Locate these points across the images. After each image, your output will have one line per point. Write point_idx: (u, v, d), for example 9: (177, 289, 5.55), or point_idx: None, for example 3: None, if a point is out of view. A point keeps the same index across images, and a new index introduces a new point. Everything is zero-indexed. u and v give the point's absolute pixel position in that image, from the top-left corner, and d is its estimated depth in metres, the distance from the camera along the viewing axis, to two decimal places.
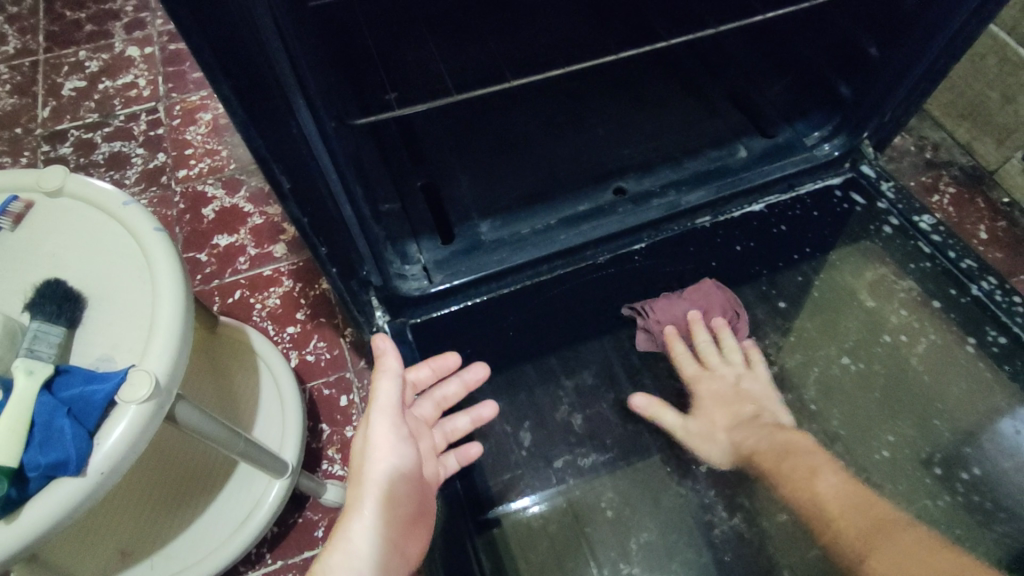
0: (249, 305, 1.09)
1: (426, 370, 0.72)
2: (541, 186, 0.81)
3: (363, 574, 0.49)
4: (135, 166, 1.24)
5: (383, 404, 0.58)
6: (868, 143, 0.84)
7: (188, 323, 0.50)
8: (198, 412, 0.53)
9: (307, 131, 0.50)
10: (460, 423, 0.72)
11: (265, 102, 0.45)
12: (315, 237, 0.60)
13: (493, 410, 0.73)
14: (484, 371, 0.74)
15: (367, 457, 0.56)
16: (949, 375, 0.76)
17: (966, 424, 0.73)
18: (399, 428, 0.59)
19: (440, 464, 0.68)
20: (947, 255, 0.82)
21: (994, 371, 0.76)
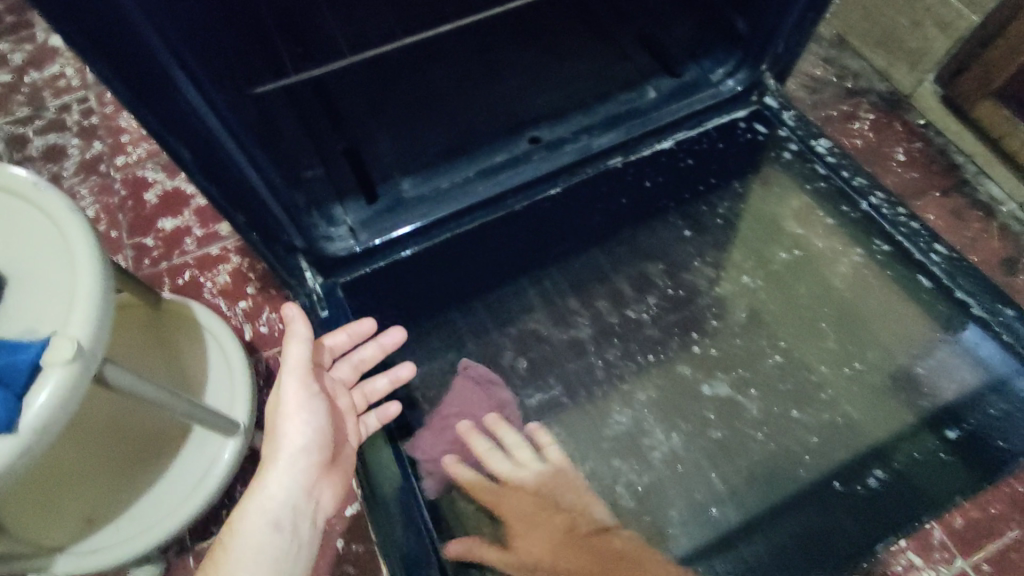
0: (199, 284, 1.11)
1: (343, 336, 0.75)
2: (458, 140, 0.83)
3: (277, 513, 0.62)
4: (72, 157, 1.24)
5: (292, 367, 0.66)
6: (769, 75, 0.88)
7: (107, 292, 0.53)
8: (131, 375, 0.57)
9: (197, 106, 0.52)
10: (379, 382, 0.77)
11: (147, 76, 0.48)
12: (226, 204, 0.62)
13: (410, 371, 0.78)
14: (401, 334, 0.79)
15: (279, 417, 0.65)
16: (848, 288, 0.84)
17: (859, 329, 0.82)
18: (307, 388, 0.67)
19: (360, 424, 0.73)
20: (841, 175, 0.85)
21: (880, 276, 0.83)
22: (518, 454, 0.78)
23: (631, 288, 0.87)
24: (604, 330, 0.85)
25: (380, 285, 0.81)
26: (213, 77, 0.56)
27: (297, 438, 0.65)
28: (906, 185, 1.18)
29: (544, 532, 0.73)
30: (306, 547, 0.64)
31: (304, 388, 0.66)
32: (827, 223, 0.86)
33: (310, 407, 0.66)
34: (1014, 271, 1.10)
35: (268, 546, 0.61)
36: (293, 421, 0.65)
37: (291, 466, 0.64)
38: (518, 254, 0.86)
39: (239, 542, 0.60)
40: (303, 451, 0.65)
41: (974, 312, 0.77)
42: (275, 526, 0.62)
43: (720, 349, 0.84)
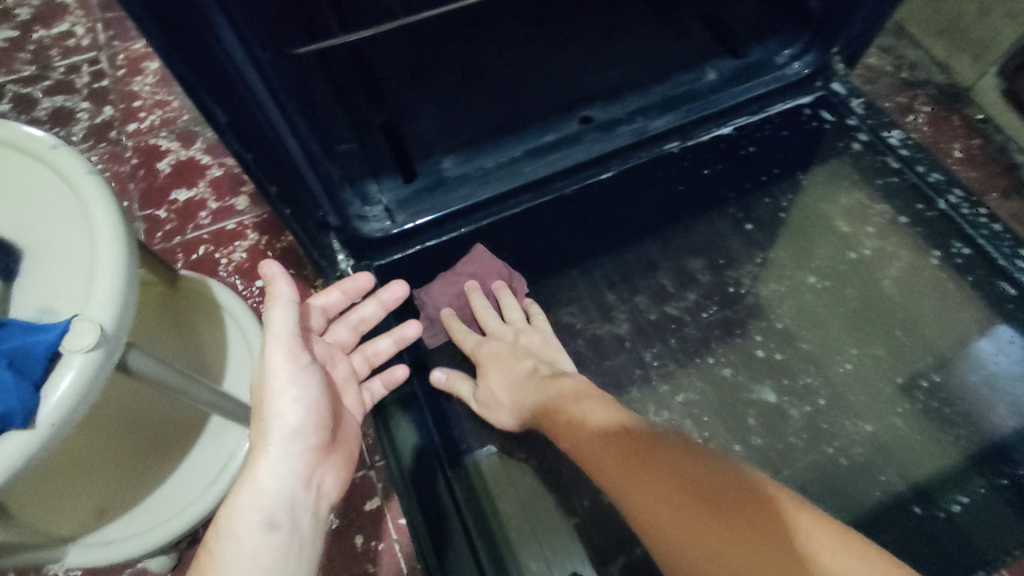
0: (215, 261, 1.06)
1: (338, 295, 0.69)
2: (504, 117, 0.76)
3: (272, 508, 0.53)
4: (82, 122, 1.18)
5: (279, 334, 0.56)
6: (840, 59, 0.81)
7: (132, 270, 0.48)
8: (155, 361, 0.52)
9: (238, 61, 0.47)
10: (385, 343, 0.73)
11: (188, 25, 0.42)
12: (260, 173, 0.57)
13: (416, 330, 0.74)
14: (402, 288, 0.73)
15: (266, 394, 0.55)
16: (922, 294, 0.79)
17: (932, 337, 0.77)
18: (297, 357, 0.57)
19: (365, 390, 0.70)
20: (915, 170, 0.82)
21: (958, 283, 0.79)
22: (488, 319, 0.77)
23: (675, 283, 0.81)
24: (647, 329, 0.79)
25: (420, 268, 0.77)
26: (255, 31, 0.50)
27: (289, 418, 0.55)
28: None
29: (516, 377, 0.70)
30: (309, 541, 0.55)
31: (294, 360, 0.56)
32: (900, 221, 0.82)
33: (300, 380, 0.56)
34: None
35: (266, 547, 0.51)
36: (281, 398, 0.55)
37: (282, 450, 0.55)
38: (568, 246, 0.81)
39: (229, 546, 0.50)
40: (296, 433, 0.56)
41: None
42: (271, 522, 0.52)
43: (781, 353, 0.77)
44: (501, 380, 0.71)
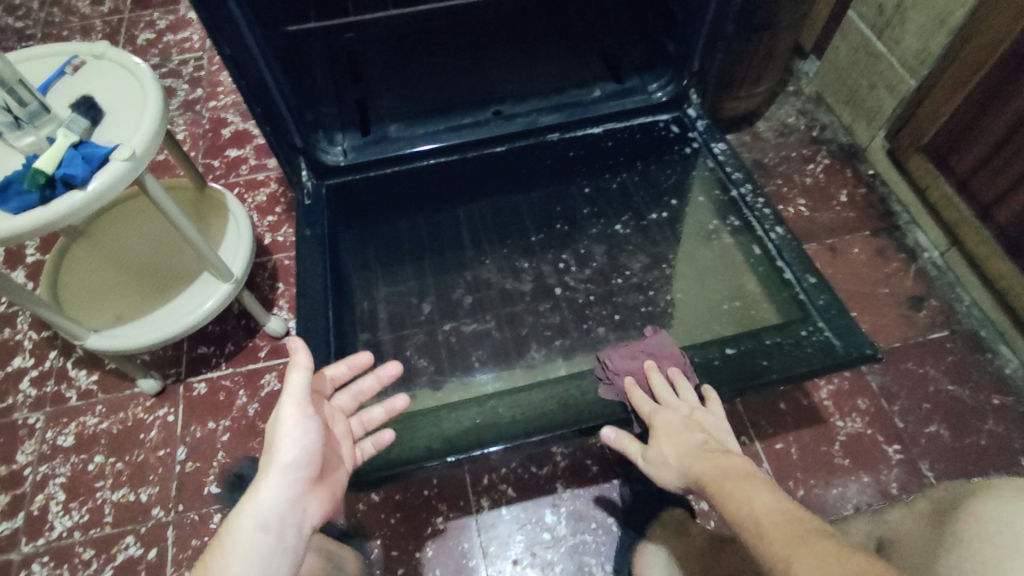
0: (242, 200, 1.42)
1: (343, 368, 0.81)
2: (440, 103, 1.10)
3: (268, 521, 0.61)
4: (179, 97, 1.61)
5: (294, 388, 0.67)
6: (694, 92, 1.08)
7: (160, 130, 0.83)
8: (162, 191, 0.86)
9: (236, 17, 0.80)
10: (376, 413, 0.81)
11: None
12: (251, 98, 0.89)
13: (404, 402, 0.83)
14: (396, 368, 0.85)
15: (274, 434, 0.66)
16: (701, 255, 0.97)
17: (711, 292, 0.93)
18: (305, 411, 0.67)
19: (356, 447, 0.77)
20: (724, 170, 1.01)
21: (735, 248, 0.95)
22: (662, 393, 0.78)
23: (563, 235, 1.03)
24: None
25: (353, 191, 1.06)
26: (253, 9, 0.83)
27: (288, 453, 0.65)
28: (842, 221, 1.33)
29: (686, 447, 0.70)
30: (295, 556, 0.62)
31: (303, 411, 0.67)
32: (700, 200, 1.01)
33: (304, 426, 0.66)
34: (919, 306, 1.22)
35: (257, 550, 0.59)
36: (283, 437, 0.65)
37: (281, 476, 0.64)
38: (462, 193, 1.07)
39: (231, 543, 0.59)
40: (293, 465, 0.65)
41: (786, 275, 0.87)
42: (263, 528, 0.61)
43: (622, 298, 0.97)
44: (675, 447, 0.71)
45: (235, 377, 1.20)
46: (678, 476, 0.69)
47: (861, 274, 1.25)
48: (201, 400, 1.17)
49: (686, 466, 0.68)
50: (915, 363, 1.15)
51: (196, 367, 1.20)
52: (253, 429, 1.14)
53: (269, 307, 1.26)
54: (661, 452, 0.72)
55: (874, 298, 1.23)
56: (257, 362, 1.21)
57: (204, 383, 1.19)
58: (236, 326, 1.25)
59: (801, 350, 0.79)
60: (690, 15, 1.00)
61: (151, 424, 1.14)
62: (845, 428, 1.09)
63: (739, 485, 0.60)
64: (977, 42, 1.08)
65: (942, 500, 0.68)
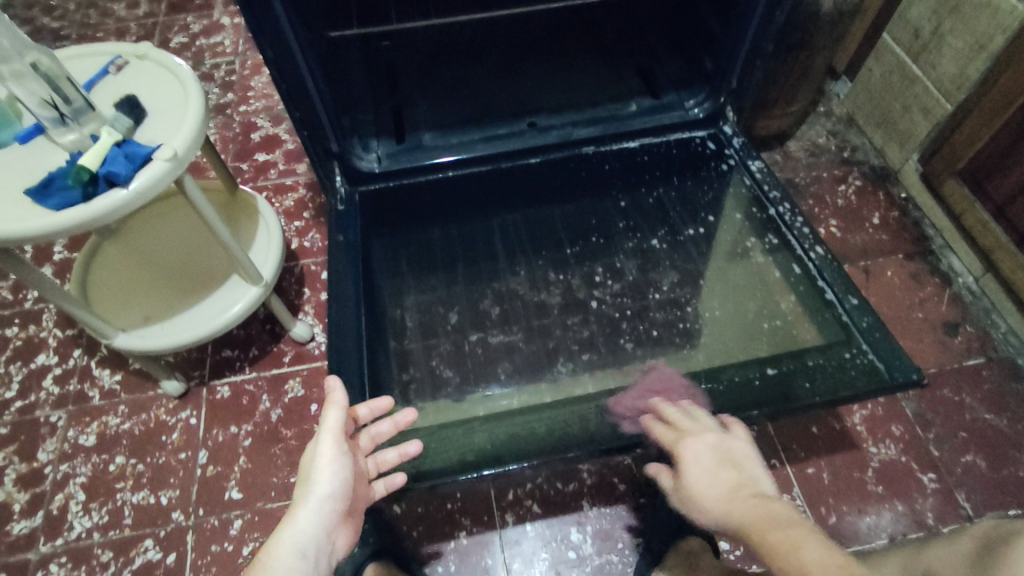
0: (270, 204, 1.43)
1: (364, 410, 0.76)
2: (475, 114, 1.10)
3: (303, 553, 0.62)
4: (210, 100, 1.62)
5: (330, 426, 0.68)
6: (731, 110, 1.08)
7: (201, 131, 0.83)
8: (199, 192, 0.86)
9: (281, 21, 0.79)
10: (389, 457, 0.76)
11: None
12: (290, 101, 0.89)
13: (418, 449, 0.76)
14: (413, 414, 0.79)
15: (312, 464, 0.67)
16: (735, 272, 0.95)
17: (748, 310, 0.91)
18: (341, 446, 0.68)
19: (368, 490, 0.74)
20: (761, 187, 0.99)
21: (774, 266, 0.93)
22: (681, 421, 0.73)
23: (598, 248, 1.02)
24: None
25: (386, 198, 1.06)
26: (297, 13, 0.83)
27: (326, 483, 0.66)
28: (874, 244, 1.32)
29: (719, 486, 0.64)
30: None
31: (339, 446, 0.68)
32: (737, 217, 1.00)
33: (341, 460, 0.68)
34: (954, 333, 1.19)
35: None
36: (321, 467, 0.66)
37: (318, 507, 0.65)
38: (495, 204, 1.06)
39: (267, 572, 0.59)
40: (329, 497, 0.66)
41: (826, 295, 0.85)
42: (301, 557, 0.61)
43: (656, 315, 0.95)
44: (704, 482, 0.65)
45: (259, 382, 1.19)
46: (710, 516, 0.63)
47: (893, 298, 1.23)
48: (224, 403, 1.16)
49: (719, 507, 0.62)
50: (950, 390, 1.13)
51: (220, 371, 1.20)
52: (274, 435, 1.13)
53: (294, 312, 1.25)
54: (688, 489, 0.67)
55: (907, 322, 1.21)
56: (281, 367, 1.20)
57: (228, 386, 1.18)
58: (260, 331, 1.24)
59: (843, 374, 0.77)
60: (730, 33, 0.99)
61: (173, 426, 1.14)
62: (878, 455, 1.07)
63: (785, 532, 0.54)
64: (1016, 68, 1.07)
65: (911, 555, 0.73)
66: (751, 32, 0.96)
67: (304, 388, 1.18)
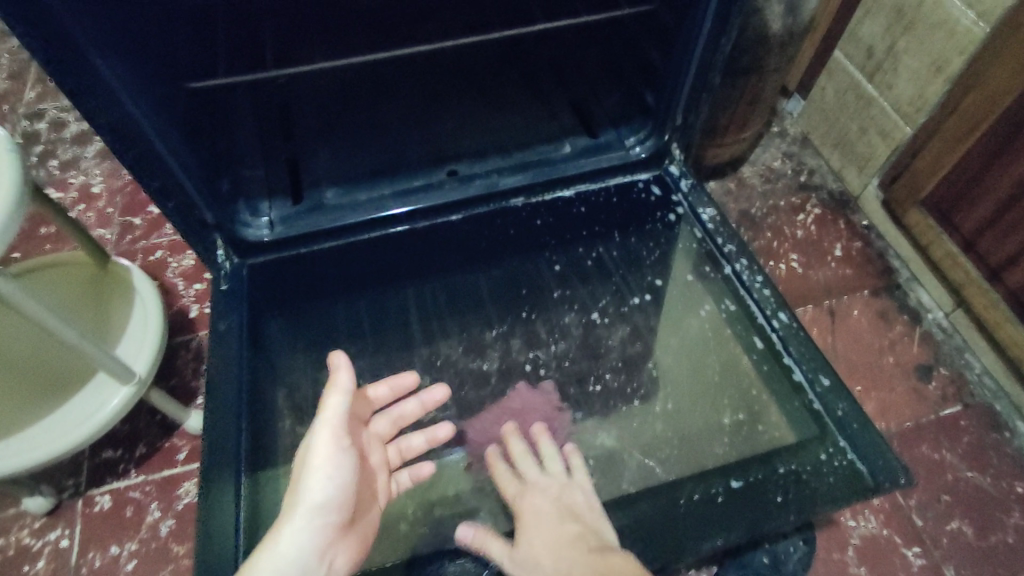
0: (166, 264, 1.24)
1: (385, 390, 0.78)
2: (387, 163, 0.95)
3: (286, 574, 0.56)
4: (96, 143, 1.42)
5: (331, 419, 0.63)
6: (676, 146, 0.95)
7: (14, 219, 0.65)
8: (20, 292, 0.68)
9: (106, 76, 0.65)
10: (416, 441, 0.78)
11: (63, 47, 0.61)
12: (137, 170, 0.73)
13: (448, 432, 0.79)
14: (443, 393, 0.80)
15: (306, 467, 0.61)
16: (688, 348, 0.81)
17: (707, 402, 0.76)
18: (339, 442, 0.63)
19: (392, 480, 0.74)
20: (714, 240, 0.86)
21: (733, 337, 0.79)
22: (525, 470, 0.75)
23: (537, 318, 0.87)
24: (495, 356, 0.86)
25: (280, 272, 0.89)
26: (133, 66, 0.68)
27: (318, 490, 0.60)
28: (837, 280, 1.21)
29: (559, 542, 0.65)
30: None
31: (336, 441, 0.62)
32: (688, 279, 0.86)
33: (337, 462, 0.62)
34: (928, 378, 1.09)
35: None
36: (315, 473, 0.61)
37: (309, 515, 0.59)
38: (407, 275, 0.90)
39: None
40: (322, 506, 0.60)
41: (795, 377, 0.72)
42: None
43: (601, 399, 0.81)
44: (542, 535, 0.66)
45: (148, 488, 1.00)
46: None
47: (861, 342, 1.13)
48: (102, 518, 0.97)
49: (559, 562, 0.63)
50: (927, 446, 1.02)
51: (99, 479, 1.01)
52: (163, 554, 0.94)
53: (189, 397, 1.07)
54: (533, 550, 0.65)
55: (879, 369, 1.10)
56: (174, 467, 1.02)
57: (109, 496, 0.99)
58: (150, 423, 1.05)
59: (822, 485, 0.64)
60: (670, 64, 0.86)
61: (38, 552, 0.95)
62: (857, 530, 0.95)
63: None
64: (973, 95, 0.99)
65: None
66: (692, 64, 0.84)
67: None
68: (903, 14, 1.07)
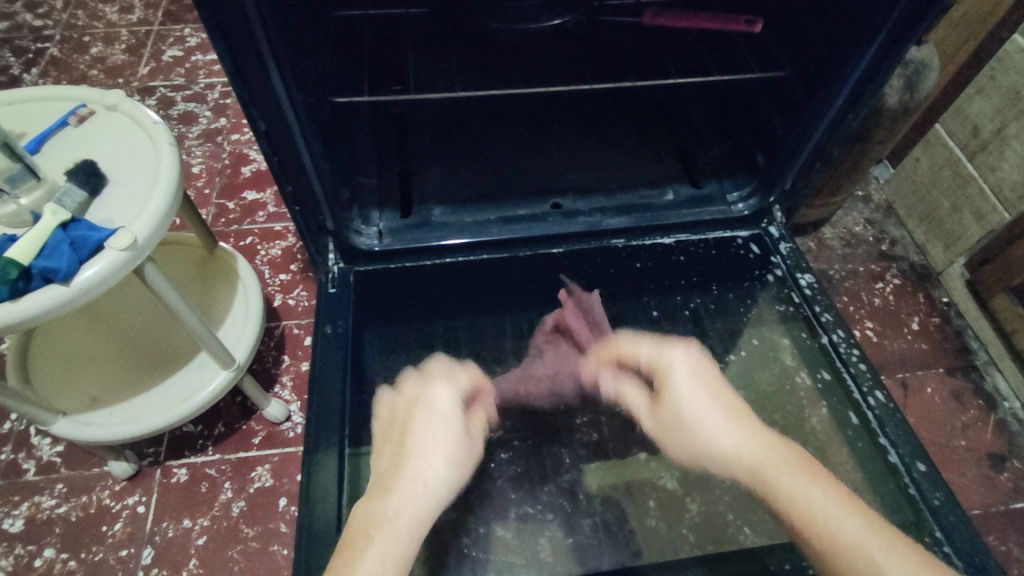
0: (255, 251, 1.28)
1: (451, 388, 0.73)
2: (495, 188, 0.97)
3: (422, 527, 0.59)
4: (200, 125, 1.47)
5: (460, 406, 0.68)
6: (778, 209, 0.97)
7: (170, 211, 0.69)
8: (158, 275, 0.73)
9: (274, 87, 0.67)
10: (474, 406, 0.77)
11: (244, 55, 0.63)
12: (281, 176, 0.77)
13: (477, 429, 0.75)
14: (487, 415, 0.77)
15: (443, 441, 0.64)
16: (779, 411, 0.83)
17: None
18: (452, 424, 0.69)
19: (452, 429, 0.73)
20: (811, 307, 0.89)
21: (823, 404, 0.82)
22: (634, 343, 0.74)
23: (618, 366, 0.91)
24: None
25: (383, 282, 0.92)
26: (294, 77, 0.71)
27: (451, 466, 0.63)
28: (913, 354, 1.20)
29: (701, 412, 0.64)
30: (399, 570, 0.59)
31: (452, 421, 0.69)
32: (785, 344, 0.88)
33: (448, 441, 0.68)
34: (1000, 467, 1.08)
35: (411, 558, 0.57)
36: (446, 451, 0.63)
37: (437, 483, 0.60)
38: (511, 302, 0.93)
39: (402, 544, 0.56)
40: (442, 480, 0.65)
41: (890, 458, 0.76)
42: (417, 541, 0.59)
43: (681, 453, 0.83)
44: (690, 401, 0.64)
45: (222, 467, 1.04)
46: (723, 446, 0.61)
47: (933, 422, 1.12)
48: (178, 490, 1.02)
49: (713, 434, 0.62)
50: (993, 537, 1.02)
51: (178, 451, 1.05)
52: (233, 534, 0.98)
53: (268, 384, 1.11)
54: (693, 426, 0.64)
55: (949, 451, 1.09)
56: (249, 450, 1.05)
57: (186, 469, 1.04)
58: (229, 404, 1.10)
59: None
60: (790, 132, 0.88)
61: (117, 515, 0.99)
62: None
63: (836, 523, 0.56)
64: None
65: None
66: (813, 138, 0.85)
67: (274, 478, 1.03)
68: (1020, 100, 1.04)
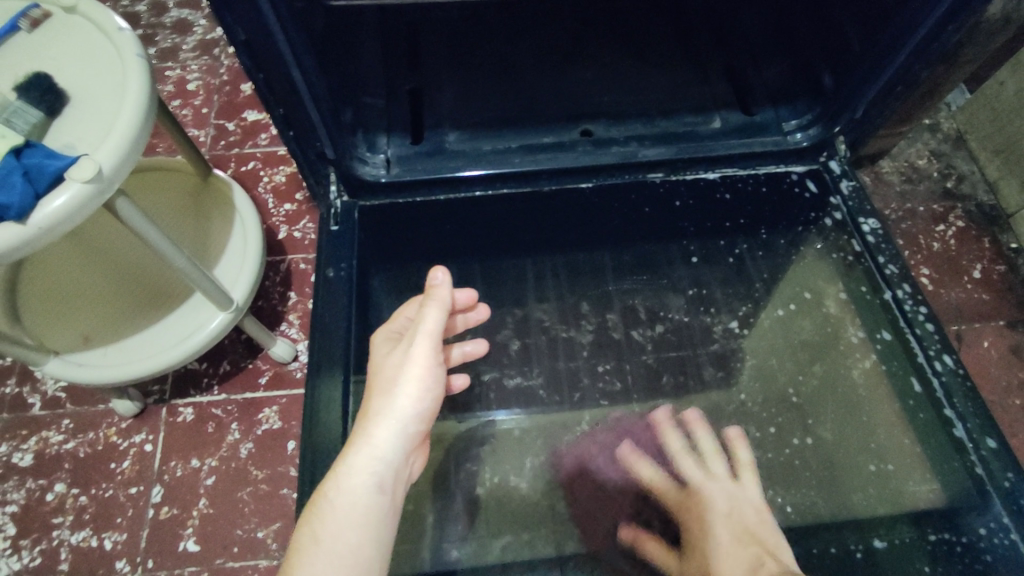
0: (258, 177, 1.19)
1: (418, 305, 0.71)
2: (516, 112, 0.85)
3: (381, 463, 0.58)
4: (194, 35, 1.34)
5: (428, 329, 0.62)
6: (843, 140, 0.84)
7: (140, 137, 0.60)
8: (135, 209, 0.65)
9: None
10: (452, 355, 0.73)
11: None
12: (271, 97, 0.67)
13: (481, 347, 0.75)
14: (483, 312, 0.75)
15: (400, 374, 0.61)
16: (833, 373, 0.78)
17: None
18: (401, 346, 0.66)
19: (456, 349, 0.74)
20: (874, 258, 0.80)
21: (876, 364, 0.77)
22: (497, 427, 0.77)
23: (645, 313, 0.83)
24: (605, 341, 0.82)
25: (394, 219, 0.84)
26: None
27: (413, 399, 0.61)
28: (973, 307, 1.09)
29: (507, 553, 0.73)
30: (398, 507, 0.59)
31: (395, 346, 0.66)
32: (838, 296, 0.82)
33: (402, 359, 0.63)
34: None
35: (364, 494, 0.56)
36: (383, 380, 0.62)
37: (398, 433, 0.60)
38: (540, 246, 0.86)
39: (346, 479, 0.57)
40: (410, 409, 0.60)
41: (955, 433, 0.70)
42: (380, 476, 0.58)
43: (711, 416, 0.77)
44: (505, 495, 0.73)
45: (229, 408, 1.00)
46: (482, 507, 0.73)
47: (988, 380, 1.03)
48: (185, 429, 0.99)
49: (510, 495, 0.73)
50: None
51: (183, 389, 1.02)
52: (242, 476, 0.95)
53: (274, 323, 1.05)
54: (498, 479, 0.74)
55: (1002, 412, 1.00)
56: (257, 390, 1.01)
57: (192, 409, 1.00)
58: (234, 342, 1.05)
59: (973, 563, 0.65)
60: (872, 46, 0.75)
61: (125, 453, 0.97)
62: None
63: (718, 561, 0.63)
64: None
65: None
66: (902, 54, 0.72)
67: (282, 420, 0.99)
68: None
